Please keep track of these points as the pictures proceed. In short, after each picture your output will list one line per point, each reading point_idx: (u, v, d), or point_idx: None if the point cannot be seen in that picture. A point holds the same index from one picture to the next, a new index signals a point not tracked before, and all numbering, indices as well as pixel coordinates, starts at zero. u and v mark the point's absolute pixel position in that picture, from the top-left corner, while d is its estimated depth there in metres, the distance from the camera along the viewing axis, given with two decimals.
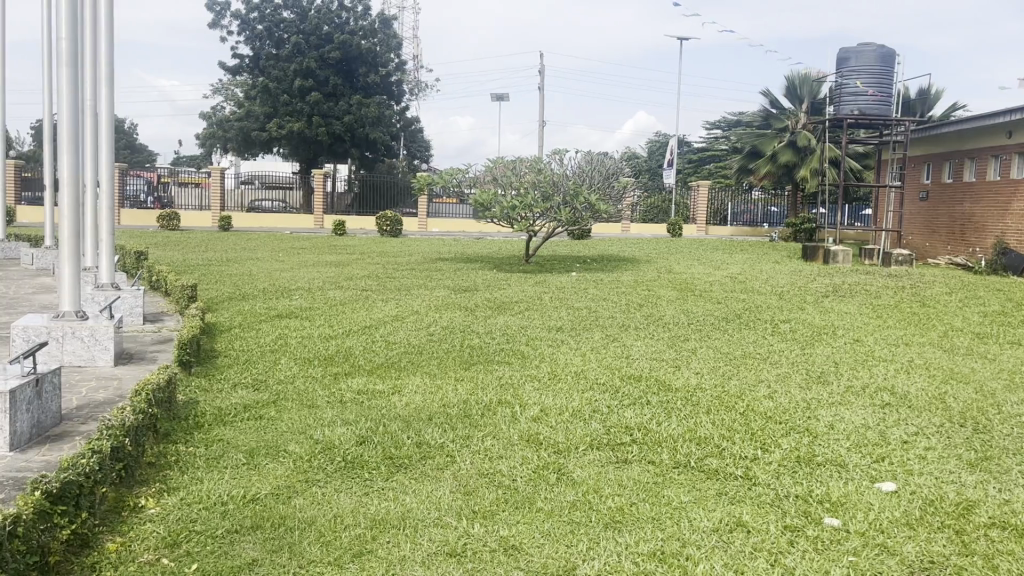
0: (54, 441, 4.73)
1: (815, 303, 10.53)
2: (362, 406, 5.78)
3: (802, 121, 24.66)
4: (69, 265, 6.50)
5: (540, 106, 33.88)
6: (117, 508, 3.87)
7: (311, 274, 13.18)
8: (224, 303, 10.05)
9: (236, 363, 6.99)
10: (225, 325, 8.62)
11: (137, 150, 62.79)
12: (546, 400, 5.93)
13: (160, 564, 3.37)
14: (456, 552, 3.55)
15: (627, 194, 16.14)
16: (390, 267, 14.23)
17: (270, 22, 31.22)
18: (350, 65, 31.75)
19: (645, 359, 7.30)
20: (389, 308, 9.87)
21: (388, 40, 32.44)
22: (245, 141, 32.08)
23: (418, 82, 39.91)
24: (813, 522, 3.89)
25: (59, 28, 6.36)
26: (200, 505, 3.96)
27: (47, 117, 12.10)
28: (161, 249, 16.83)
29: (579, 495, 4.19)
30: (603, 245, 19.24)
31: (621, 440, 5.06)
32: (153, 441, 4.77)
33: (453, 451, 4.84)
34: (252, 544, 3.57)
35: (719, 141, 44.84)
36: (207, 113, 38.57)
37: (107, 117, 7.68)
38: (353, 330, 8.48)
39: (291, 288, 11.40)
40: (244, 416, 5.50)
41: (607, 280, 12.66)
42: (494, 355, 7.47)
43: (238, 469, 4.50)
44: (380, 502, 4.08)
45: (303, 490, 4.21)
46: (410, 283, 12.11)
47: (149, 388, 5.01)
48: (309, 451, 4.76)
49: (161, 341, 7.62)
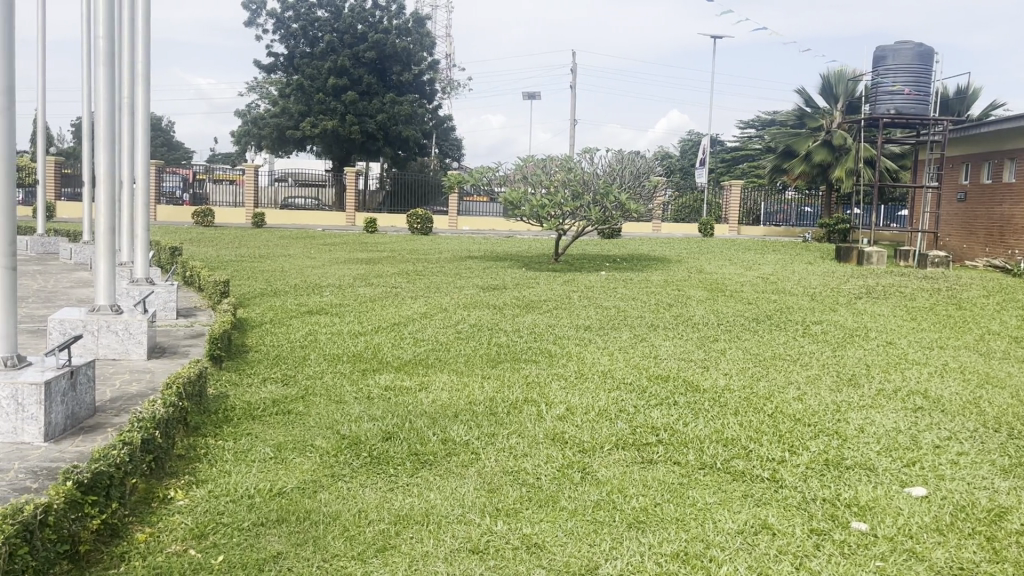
0: (87, 433, 4.82)
1: (847, 305, 10.40)
2: (390, 402, 5.82)
3: (837, 121, 24.33)
4: (105, 259, 6.62)
5: (573, 105, 33.81)
6: (147, 499, 3.93)
7: (342, 271, 13.29)
8: (256, 299, 10.16)
9: (266, 358, 7.08)
10: (257, 321, 8.73)
11: (173, 147, 63.78)
12: (573, 399, 5.92)
13: (187, 555, 3.42)
14: (479, 548, 3.56)
15: (658, 193, 16.04)
16: (420, 265, 14.29)
17: (305, 21, 31.49)
18: (384, 64, 31.94)
19: (673, 359, 7.27)
20: (418, 305, 9.93)
21: (422, 39, 32.56)
22: (279, 139, 32.40)
23: (451, 80, 40.00)
24: (840, 525, 3.85)
25: (97, 26, 6.46)
26: (227, 497, 4.01)
27: (85, 114, 12.31)
28: (196, 244, 17.08)
29: (603, 495, 4.18)
30: (633, 244, 19.17)
31: (647, 440, 5.03)
32: (184, 434, 4.85)
33: (479, 448, 4.85)
34: (277, 537, 3.61)
35: (753, 141, 44.39)
36: (242, 111, 39.04)
37: (144, 115, 7.80)
38: (382, 327, 8.54)
39: (321, 284, 11.50)
40: (272, 410, 5.56)
41: (637, 279, 12.61)
42: (522, 353, 7.47)
43: (266, 463, 4.55)
44: (404, 498, 4.10)
45: (329, 484, 4.25)
46: (439, 281, 12.17)
47: (181, 381, 5.08)
48: (336, 446, 4.81)
49: (194, 336, 7.73)
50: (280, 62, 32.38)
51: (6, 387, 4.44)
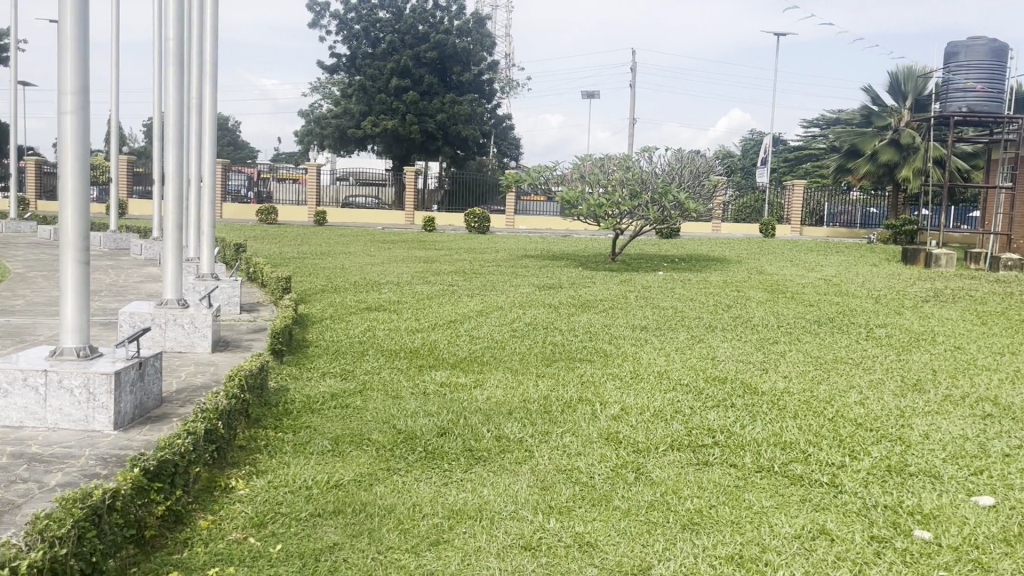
0: (154, 422, 4.98)
1: (913, 308, 10.12)
2: (445, 398, 5.87)
3: (906, 119, 23.66)
4: (172, 255, 6.82)
5: (632, 104, 33.59)
6: (210, 488, 4.05)
7: (400, 268, 13.45)
8: (316, 295, 10.35)
9: (326, 353, 7.22)
10: (317, 317, 8.90)
11: (238, 146, 65.40)
12: (628, 399, 5.90)
13: (248, 543, 3.51)
14: (531, 545, 3.58)
15: (718, 193, 15.83)
16: (477, 264, 14.37)
17: (367, 22, 31.96)
18: (444, 65, 32.23)
19: (731, 361, 7.18)
20: (474, 303, 10.00)
21: (483, 39, 32.74)
22: (341, 139, 32.93)
23: (510, 80, 40.09)
24: (902, 533, 3.75)
25: (167, 28, 6.67)
26: (286, 488, 4.10)
27: (156, 114, 12.69)
28: (260, 242, 17.47)
29: (657, 495, 4.15)
30: (692, 244, 18.95)
31: (703, 442, 4.98)
32: (246, 426, 4.98)
33: (532, 446, 4.86)
34: (334, 528, 3.68)
35: (817, 140, 43.47)
36: (305, 112, 39.77)
37: (211, 115, 8.03)
38: (438, 324, 8.62)
39: (380, 282, 11.66)
40: (331, 404, 5.67)
41: (695, 279, 12.48)
42: (577, 352, 7.46)
43: (324, 455, 4.64)
44: (458, 493, 4.14)
45: (384, 478, 4.31)
46: (496, 279, 12.22)
47: (243, 373, 5.23)
48: (392, 440, 4.88)
49: (257, 330, 7.93)
50: (342, 62, 32.89)
51: (79, 376, 4.63)
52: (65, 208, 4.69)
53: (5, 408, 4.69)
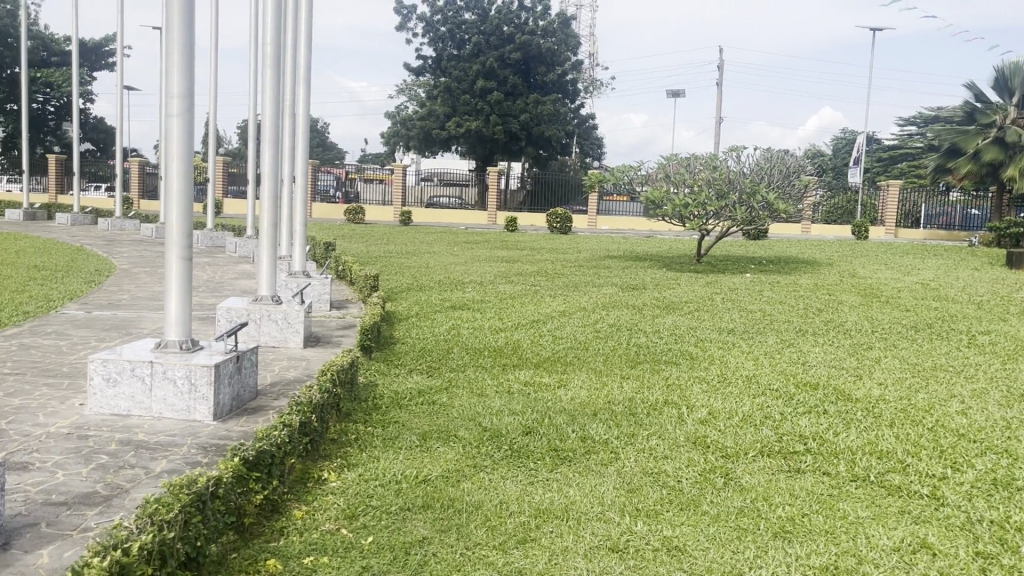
0: (251, 414, 5.15)
1: (1019, 315, 9.62)
2: (529, 397, 5.89)
3: (1012, 116, 22.52)
4: (267, 253, 7.06)
5: (718, 103, 33.00)
6: (304, 479, 4.17)
7: (484, 268, 13.56)
8: (402, 293, 10.54)
9: (412, 350, 7.33)
10: (403, 314, 9.06)
11: (327, 147, 67.18)
12: (715, 403, 5.80)
13: (340, 534, 3.59)
14: (619, 547, 3.56)
15: (809, 193, 15.40)
16: (560, 264, 14.36)
17: (452, 23, 32.35)
18: (528, 65, 32.34)
19: (823, 366, 6.97)
20: (558, 303, 9.99)
21: (567, 39, 32.68)
22: (426, 140, 33.40)
23: (594, 80, 39.90)
24: (1010, 550, 3.57)
25: (265, 33, 6.89)
26: (376, 482, 4.18)
27: (251, 116, 13.12)
28: (348, 240, 17.90)
29: (748, 502, 4.06)
30: (781, 246, 18.48)
31: (794, 449, 4.85)
32: (337, 420, 5.11)
33: (618, 447, 4.83)
34: (423, 523, 3.73)
35: (914, 138, 41.79)
36: (391, 113, 40.53)
37: (305, 118, 8.26)
38: (522, 324, 8.65)
39: (463, 281, 11.78)
40: (417, 400, 5.76)
41: (784, 282, 12.17)
42: (662, 354, 7.37)
43: (412, 450, 4.72)
44: (545, 492, 4.14)
45: (471, 474, 4.36)
46: (579, 279, 12.19)
47: (335, 369, 5.36)
48: (478, 437, 4.92)
49: (346, 327, 8.12)
50: (428, 64, 33.35)
51: (182, 367, 4.83)
52: (170, 206, 4.89)
53: (113, 396, 4.91)
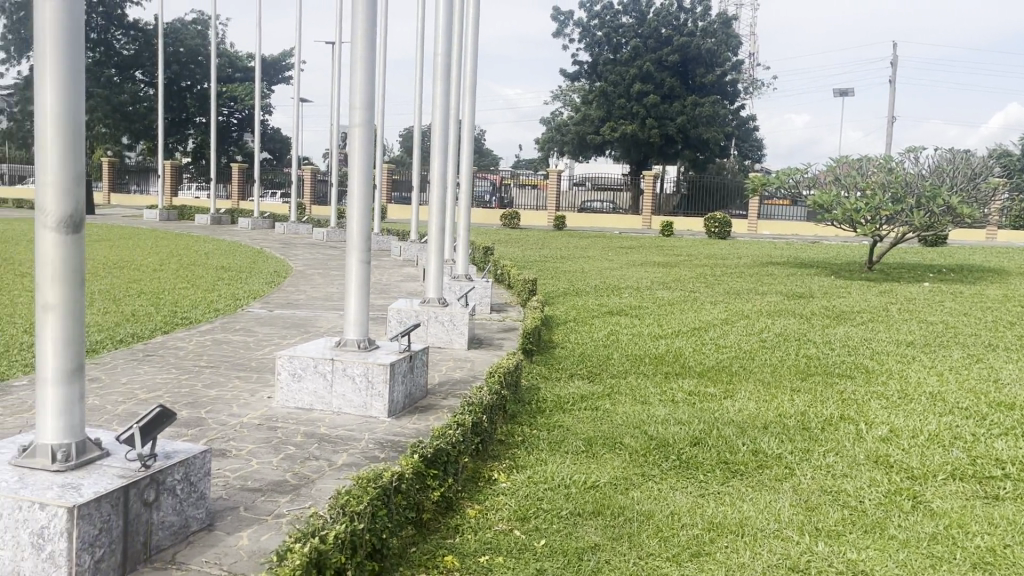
0: (421, 412, 5.33)
1: None
2: (694, 407, 5.77)
3: None
4: (434, 257, 7.30)
5: (892, 101, 31.16)
6: (476, 478, 4.27)
7: (641, 273, 13.42)
8: (560, 298, 10.60)
9: (573, 355, 7.36)
10: (562, 319, 9.11)
11: (484, 154, 68.86)
12: (897, 420, 5.45)
13: (514, 535, 3.65)
14: (799, 567, 3.41)
15: (997, 196, 14.25)
16: (719, 269, 14.00)
17: (610, 27, 32.32)
18: (687, 66, 31.80)
19: (1018, 385, 6.40)
20: (719, 310, 9.73)
21: (729, 39, 31.84)
22: (580, 145, 33.51)
23: (754, 80, 38.66)
24: None
25: (437, 44, 7.16)
26: (545, 485, 4.22)
27: (417, 124, 13.63)
28: (506, 245, 18.22)
29: (940, 528, 3.79)
30: (963, 254, 17.22)
31: (991, 474, 4.48)
32: (504, 421, 5.19)
33: (793, 463, 4.64)
34: (594, 529, 3.73)
35: None
36: (546, 119, 40.97)
37: (470, 126, 8.50)
38: (683, 331, 8.48)
39: (620, 287, 11.71)
40: (581, 405, 5.76)
41: (968, 292, 11.31)
42: (834, 367, 7.02)
43: (578, 455, 4.72)
44: (717, 505, 4.04)
45: (640, 483, 4.31)
46: (741, 286, 11.83)
47: (502, 371, 5.47)
48: (645, 446, 4.87)
49: (508, 330, 8.25)
50: (585, 69, 33.45)
51: (360, 365, 5.07)
52: (351, 210, 5.21)
53: (297, 390, 5.22)
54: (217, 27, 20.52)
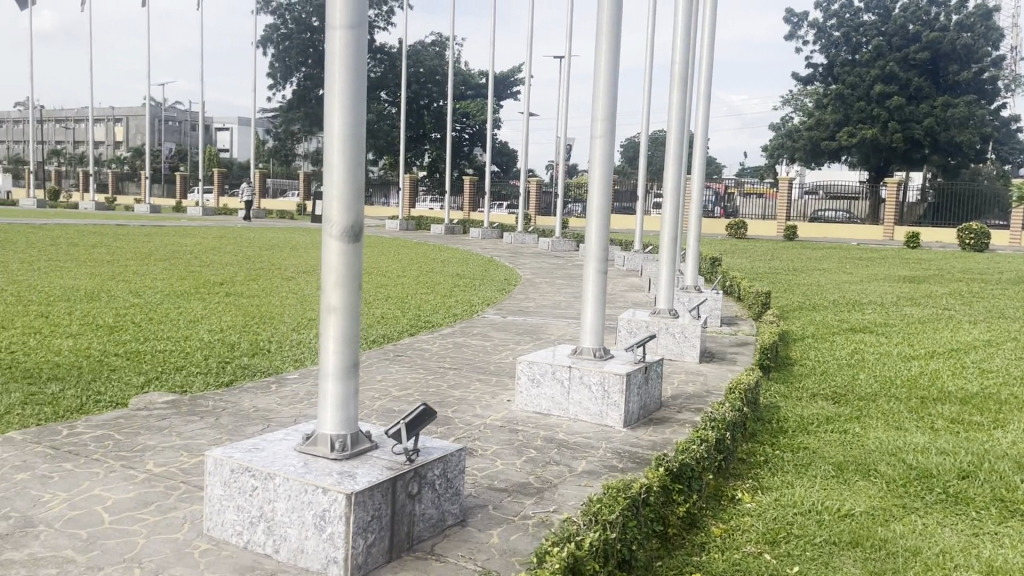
0: (656, 424, 5.27)
1: None
2: (959, 437, 5.24)
3: None
4: (666, 268, 7.20)
5: None
6: (719, 496, 4.14)
7: (885, 288, 12.47)
8: (795, 312, 10.09)
9: (814, 373, 6.96)
10: (798, 335, 8.66)
11: (707, 163, 67.34)
12: None
13: (763, 558, 3.50)
14: None
15: None
16: (978, 286, 12.68)
17: (849, 27, 30.44)
18: (937, 64, 29.24)
19: None
20: (981, 331, 8.80)
21: (989, 32, 28.89)
22: (813, 152, 31.82)
23: (1019, 75, 34.78)
24: None
25: (674, 53, 7.12)
26: (795, 509, 4.01)
27: (645, 133, 13.56)
28: (734, 256, 17.66)
29: None
30: None
31: None
32: (744, 439, 5.01)
33: None
34: (853, 561, 3.49)
35: None
36: (776, 125, 39.32)
37: (704, 135, 8.35)
38: (939, 352, 7.76)
39: (862, 302, 10.94)
40: (827, 428, 5.43)
41: None
42: None
43: (828, 480, 4.45)
44: (996, 547, 3.64)
45: (900, 516, 3.97)
46: (1006, 305, 10.63)
47: (742, 388, 5.29)
48: (904, 475, 4.49)
49: (740, 344, 7.97)
50: (819, 72, 31.75)
51: (597, 374, 5.10)
52: (591, 221, 5.27)
53: (536, 396, 5.34)
54: (454, 48, 21.66)
